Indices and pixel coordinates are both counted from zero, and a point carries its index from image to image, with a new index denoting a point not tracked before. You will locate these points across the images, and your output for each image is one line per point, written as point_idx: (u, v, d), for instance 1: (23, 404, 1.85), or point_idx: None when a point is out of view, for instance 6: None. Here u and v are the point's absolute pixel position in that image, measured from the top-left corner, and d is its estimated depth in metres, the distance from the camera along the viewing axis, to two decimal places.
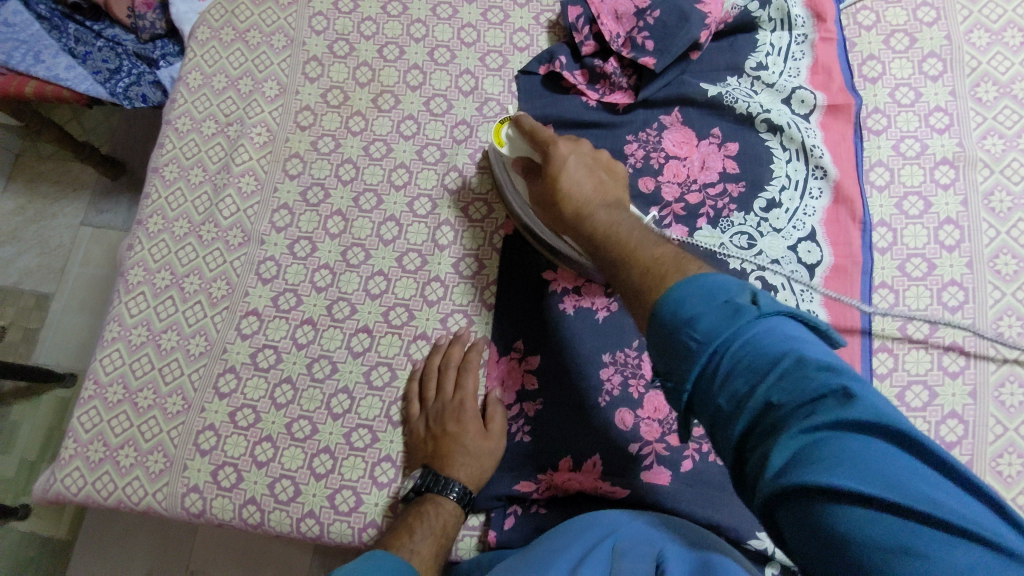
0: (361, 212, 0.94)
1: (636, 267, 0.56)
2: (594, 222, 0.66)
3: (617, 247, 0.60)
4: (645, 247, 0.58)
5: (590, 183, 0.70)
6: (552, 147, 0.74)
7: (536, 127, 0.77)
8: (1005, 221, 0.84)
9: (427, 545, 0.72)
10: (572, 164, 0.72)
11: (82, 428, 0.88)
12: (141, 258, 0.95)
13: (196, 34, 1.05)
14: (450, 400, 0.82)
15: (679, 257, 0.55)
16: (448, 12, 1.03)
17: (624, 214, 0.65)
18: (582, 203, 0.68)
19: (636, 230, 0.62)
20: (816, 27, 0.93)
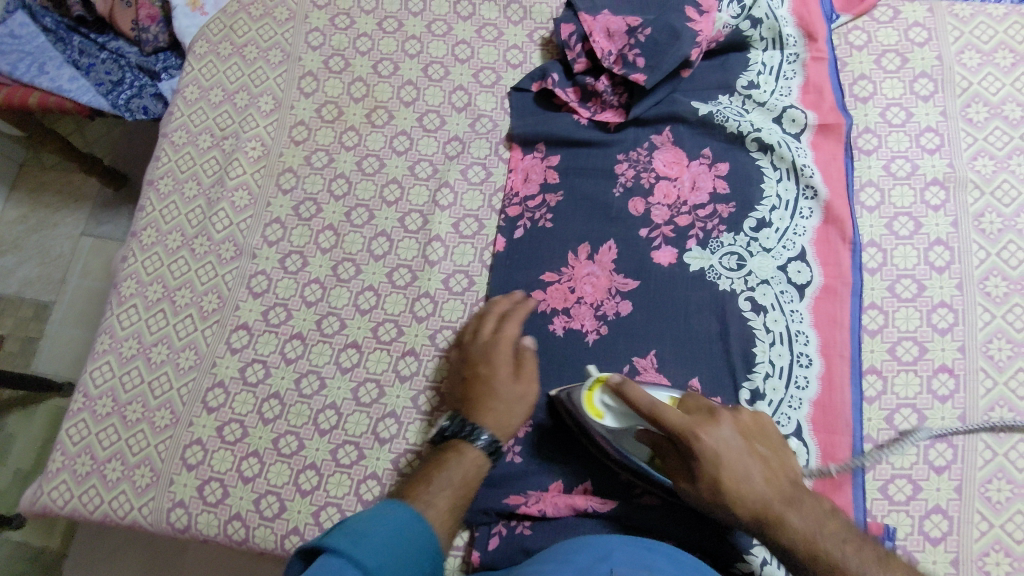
0: (353, 227, 0.95)
1: (825, 564, 0.63)
2: (788, 530, 0.64)
3: (814, 555, 0.63)
4: (842, 554, 0.63)
5: (755, 463, 0.67)
6: (684, 432, 0.66)
7: (659, 411, 0.67)
8: (995, 243, 0.84)
9: (445, 497, 0.71)
10: (722, 427, 0.67)
11: (70, 441, 0.88)
12: (133, 271, 0.96)
13: (193, 49, 1.06)
14: (483, 345, 0.81)
15: (882, 553, 0.64)
16: (443, 29, 1.04)
17: (806, 500, 0.66)
18: (762, 499, 0.65)
19: (825, 529, 0.65)
20: (808, 47, 0.93)
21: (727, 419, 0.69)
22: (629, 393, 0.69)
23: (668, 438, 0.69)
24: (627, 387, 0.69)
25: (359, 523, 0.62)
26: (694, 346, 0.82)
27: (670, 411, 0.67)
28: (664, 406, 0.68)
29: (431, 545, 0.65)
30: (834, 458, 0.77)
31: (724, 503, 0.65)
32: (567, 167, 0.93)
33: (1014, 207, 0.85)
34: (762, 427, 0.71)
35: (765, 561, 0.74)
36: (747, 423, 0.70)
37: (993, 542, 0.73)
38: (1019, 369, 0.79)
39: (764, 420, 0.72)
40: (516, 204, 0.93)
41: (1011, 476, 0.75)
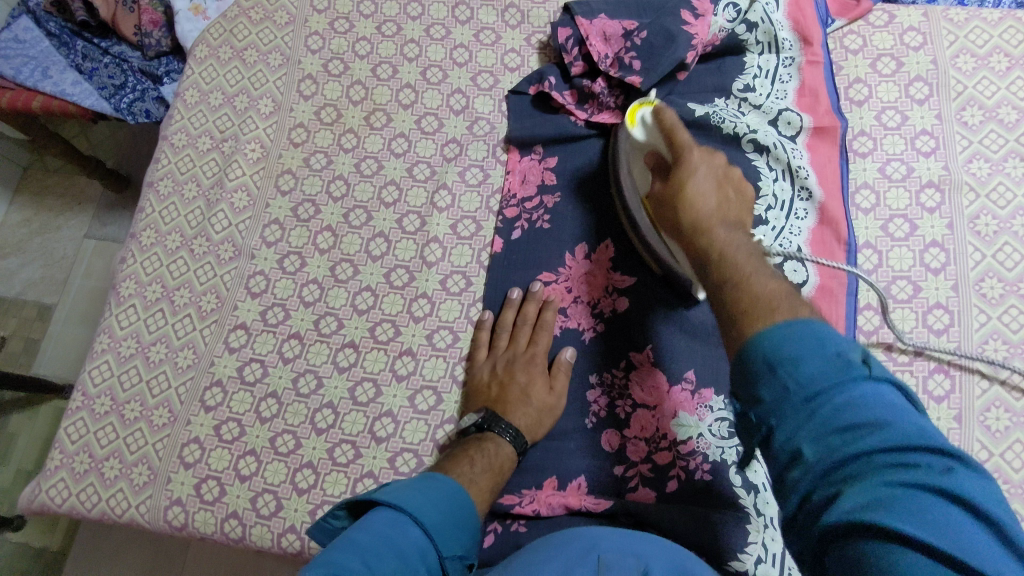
0: (351, 228, 0.95)
1: (716, 269, 0.59)
2: (710, 238, 0.61)
3: (719, 264, 0.59)
4: (752, 278, 0.56)
5: (719, 199, 0.65)
6: (682, 144, 0.69)
7: (675, 129, 0.70)
8: (990, 244, 0.84)
9: (484, 479, 0.74)
10: (699, 177, 0.66)
11: (69, 439, 0.89)
12: (133, 271, 0.96)
13: (194, 52, 1.07)
14: (523, 352, 0.84)
15: (795, 297, 0.53)
16: (441, 33, 1.05)
17: (745, 239, 0.61)
18: (701, 210, 0.64)
19: (752, 258, 0.59)
20: (803, 51, 0.93)
21: (719, 178, 0.67)
22: (663, 114, 0.72)
23: (670, 156, 0.71)
24: (663, 110, 0.73)
25: (405, 486, 0.66)
26: (690, 342, 0.82)
27: (684, 134, 0.70)
28: (679, 128, 0.71)
29: (473, 515, 0.67)
30: None
31: (676, 201, 0.66)
32: (565, 168, 0.94)
33: (1009, 209, 0.85)
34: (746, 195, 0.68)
35: (760, 560, 0.72)
36: (737, 186, 0.68)
37: None
38: (1015, 370, 0.79)
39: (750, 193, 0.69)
40: (514, 205, 0.94)
41: (1008, 477, 0.75)
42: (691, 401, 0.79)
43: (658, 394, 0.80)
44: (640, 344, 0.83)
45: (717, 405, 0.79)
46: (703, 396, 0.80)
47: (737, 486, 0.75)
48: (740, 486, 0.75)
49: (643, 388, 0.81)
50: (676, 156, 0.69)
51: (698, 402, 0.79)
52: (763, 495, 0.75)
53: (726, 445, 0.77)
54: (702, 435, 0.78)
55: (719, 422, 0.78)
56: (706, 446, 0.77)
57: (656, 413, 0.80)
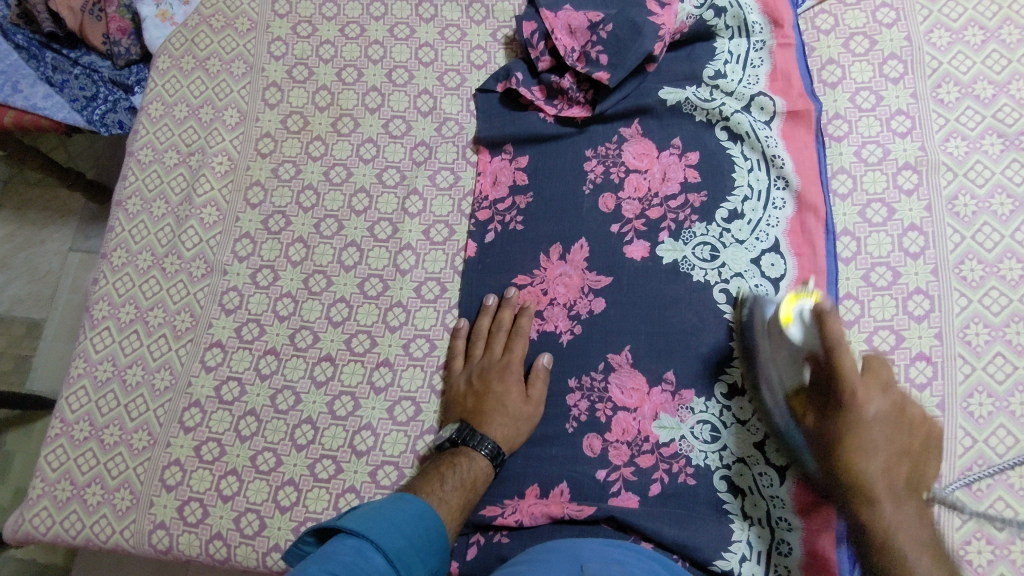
0: (323, 238, 0.94)
1: (882, 535, 0.61)
2: (875, 514, 0.63)
3: (881, 543, 0.61)
4: (917, 558, 0.59)
5: (893, 449, 0.65)
6: (846, 372, 0.67)
7: (839, 351, 0.67)
8: (969, 225, 0.82)
9: (457, 494, 0.74)
10: (873, 454, 0.64)
11: (49, 467, 0.88)
12: (104, 293, 0.95)
13: (156, 64, 1.05)
14: (496, 360, 0.83)
15: (937, 553, 0.60)
16: (405, 32, 1.03)
17: (915, 511, 0.63)
18: (866, 476, 0.64)
19: (913, 535, 0.61)
20: (774, 33, 0.91)
21: (892, 412, 0.66)
22: (839, 354, 0.67)
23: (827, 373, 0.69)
24: (828, 316, 0.69)
25: (373, 511, 0.66)
26: (666, 338, 0.81)
27: (848, 353, 0.67)
28: (844, 347, 0.67)
29: (439, 540, 0.68)
30: None
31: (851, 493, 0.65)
32: (536, 167, 0.92)
33: (987, 188, 0.83)
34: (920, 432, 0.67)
35: (745, 557, 0.73)
36: (914, 424, 0.67)
37: (974, 530, 0.72)
38: (998, 354, 0.77)
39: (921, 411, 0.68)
40: (486, 207, 0.92)
41: (993, 463, 0.74)
42: (671, 402, 0.79)
43: (638, 395, 0.80)
44: (618, 343, 0.82)
45: (699, 407, 0.78)
46: (683, 397, 0.79)
47: (722, 490, 0.76)
48: (726, 490, 0.76)
49: (623, 389, 0.80)
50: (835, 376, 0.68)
51: (679, 403, 0.79)
52: (749, 498, 0.75)
53: (709, 449, 0.77)
54: (685, 438, 0.77)
55: (701, 424, 0.78)
56: (689, 448, 0.77)
57: (636, 415, 0.79)
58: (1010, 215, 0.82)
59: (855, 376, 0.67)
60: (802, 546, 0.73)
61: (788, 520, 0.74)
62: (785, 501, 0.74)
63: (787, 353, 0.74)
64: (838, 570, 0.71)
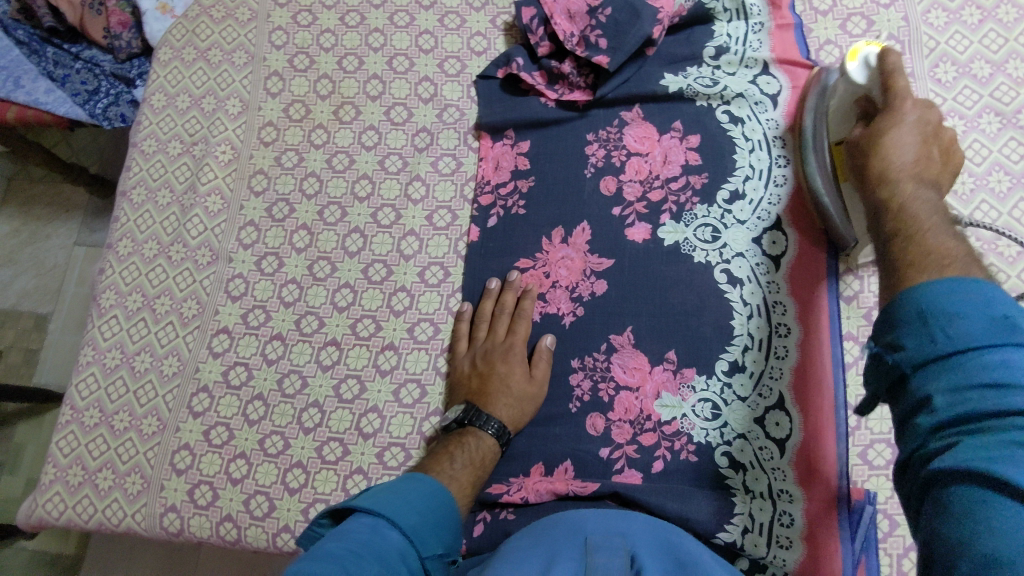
0: (326, 225, 0.95)
1: (897, 208, 0.51)
2: (890, 188, 0.53)
3: (894, 210, 0.52)
4: (932, 222, 0.49)
5: (927, 152, 0.56)
6: (899, 92, 0.61)
7: (896, 73, 0.63)
8: (968, 203, 0.83)
9: (467, 472, 0.75)
10: (906, 145, 0.56)
11: (61, 453, 0.90)
12: (112, 282, 0.96)
13: (158, 55, 1.06)
14: (500, 342, 0.84)
15: (966, 253, 0.46)
16: (405, 20, 1.03)
17: (936, 198, 0.52)
18: (894, 161, 0.55)
19: (938, 214, 0.50)
20: (772, 15, 0.92)
21: (931, 128, 0.58)
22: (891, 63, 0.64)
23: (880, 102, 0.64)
24: (887, 52, 0.66)
25: (385, 492, 0.67)
26: (668, 318, 0.82)
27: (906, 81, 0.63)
28: (900, 71, 0.64)
29: (452, 516, 0.69)
30: (813, 423, 0.77)
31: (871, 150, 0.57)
32: (537, 151, 0.93)
33: (984, 166, 0.84)
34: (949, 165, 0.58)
35: (747, 530, 0.73)
36: (946, 145, 0.58)
37: None
38: None
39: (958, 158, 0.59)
40: (488, 192, 0.93)
41: None
42: (673, 380, 0.80)
43: (640, 374, 0.81)
44: (620, 324, 0.83)
45: (700, 385, 0.79)
46: (685, 376, 0.80)
47: (724, 466, 0.76)
48: (728, 466, 0.76)
49: (626, 369, 0.81)
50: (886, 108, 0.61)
51: (681, 381, 0.80)
52: (751, 473, 0.76)
53: (711, 426, 0.78)
54: (687, 415, 0.78)
55: (702, 403, 0.79)
56: (691, 426, 0.78)
57: (639, 394, 0.80)
58: (1007, 192, 0.83)
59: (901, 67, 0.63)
60: (804, 517, 0.74)
61: (789, 493, 0.75)
62: (786, 473, 0.76)
63: (850, 199, 0.77)
64: (836, 538, 0.73)
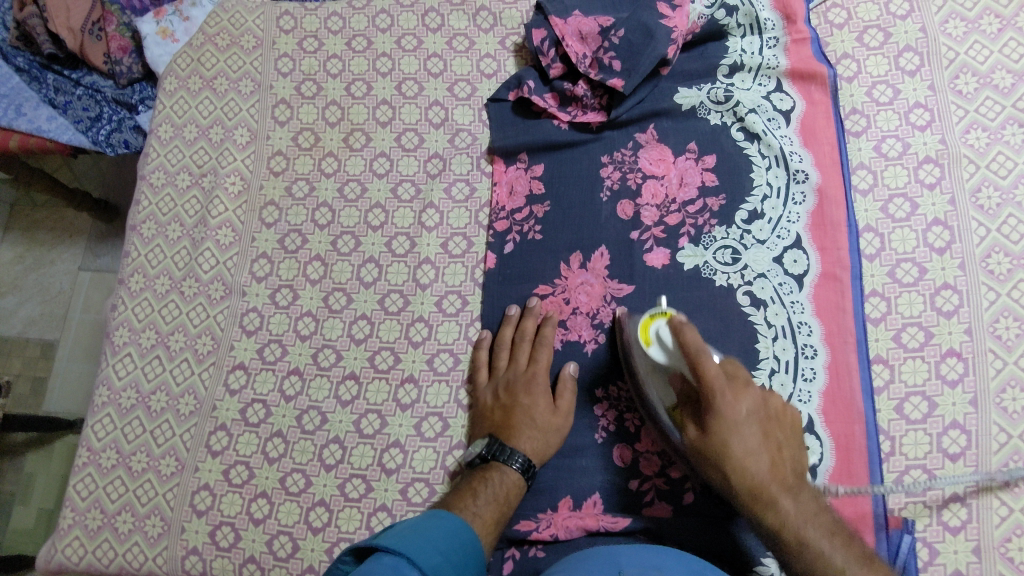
0: (340, 255, 0.93)
1: (795, 536, 0.63)
2: (777, 511, 0.64)
3: (794, 545, 0.62)
4: (829, 546, 0.61)
5: (761, 430, 0.67)
6: (715, 384, 0.65)
7: (701, 360, 0.64)
8: (994, 217, 0.81)
9: (491, 508, 0.73)
10: (743, 432, 0.65)
11: (79, 496, 0.88)
12: (124, 319, 0.95)
13: (163, 86, 1.05)
14: (522, 373, 0.82)
15: (874, 566, 0.60)
16: (413, 43, 1.02)
17: (809, 497, 0.65)
18: (756, 477, 0.65)
19: (816, 516, 0.63)
20: (787, 29, 0.90)
21: (756, 411, 0.67)
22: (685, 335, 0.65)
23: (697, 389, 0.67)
24: (683, 329, 0.66)
25: (405, 530, 0.65)
26: None
27: (712, 364, 0.64)
28: (704, 354, 0.65)
29: (475, 555, 0.67)
30: (848, 455, 0.75)
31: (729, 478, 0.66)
32: (552, 175, 0.91)
33: (1010, 179, 0.83)
34: (767, 399, 0.69)
35: (784, 562, 0.72)
36: (777, 417, 0.69)
37: (1013, 527, 0.71)
38: None
39: (759, 386, 0.69)
40: (503, 218, 0.91)
41: None
42: None
43: None
44: None
45: None
46: None
47: None
48: None
49: None
50: (709, 412, 0.66)
51: None
52: None
53: None
54: None
55: None
56: None
57: None
58: None
59: (705, 346, 0.65)
60: None
61: None
62: None
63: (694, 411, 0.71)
64: None
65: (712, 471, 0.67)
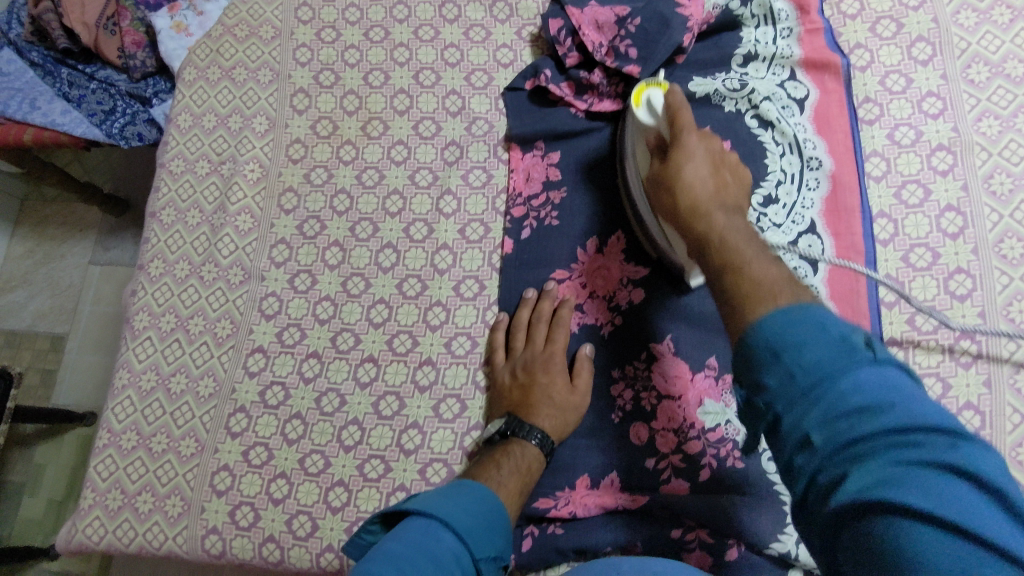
0: (358, 241, 0.95)
1: (719, 248, 0.59)
2: (708, 222, 0.61)
3: (716, 243, 0.59)
4: (750, 250, 0.57)
5: (716, 184, 0.64)
6: (683, 126, 0.67)
7: (680, 109, 0.68)
8: (1006, 203, 0.83)
9: (514, 479, 0.74)
10: (696, 162, 0.65)
11: (100, 477, 0.89)
12: (144, 303, 0.96)
13: (182, 75, 1.06)
14: (540, 352, 0.83)
15: (795, 283, 0.54)
16: (430, 34, 1.03)
17: (744, 223, 0.61)
18: (697, 194, 0.63)
19: (750, 233, 0.60)
20: (801, 19, 0.92)
21: (714, 154, 0.66)
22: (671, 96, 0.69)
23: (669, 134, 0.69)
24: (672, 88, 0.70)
25: (437, 494, 0.67)
26: (709, 329, 0.82)
27: (689, 115, 0.68)
28: (685, 109, 0.68)
29: (502, 518, 0.68)
30: None
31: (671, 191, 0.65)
32: (568, 162, 0.93)
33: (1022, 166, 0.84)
34: (730, 164, 0.67)
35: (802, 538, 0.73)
36: (741, 183, 0.67)
37: None
38: None
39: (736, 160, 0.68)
40: (520, 204, 0.93)
41: None
42: (716, 387, 0.79)
43: (682, 382, 0.80)
44: (659, 333, 0.83)
45: None
46: (727, 382, 0.80)
47: (772, 472, 0.76)
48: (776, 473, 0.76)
49: (668, 378, 0.80)
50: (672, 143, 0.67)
51: (723, 388, 0.79)
52: None
53: None
54: (730, 422, 0.78)
55: None
56: (736, 432, 0.77)
57: (682, 403, 0.79)
58: None
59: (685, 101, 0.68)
60: None
61: None
62: None
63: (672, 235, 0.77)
64: None
65: (663, 198, 0.67)
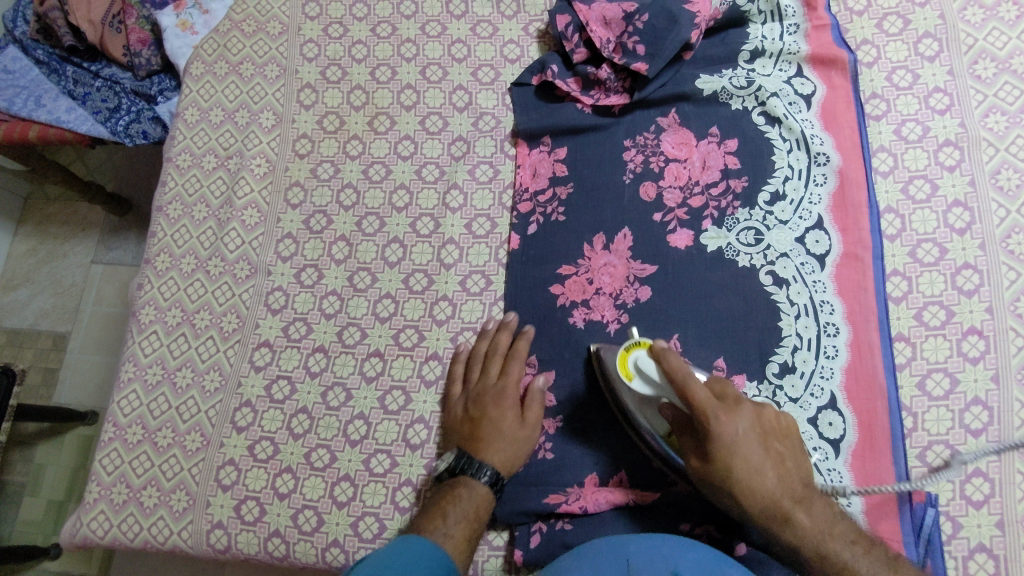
0: (365, 236, 0.95)
1: (813, 547, 0.64)
2: (796, 527, 0.65)
3: (818, 556, 0.64)
4: (853, 556, 0.63)
5: (758, 440, 0.67)
6: (703, 409, 0.64)
7: (689, 387, 0.65)
8: (1014, 199, 0.82)
9: (461, 527, 0.73)
10: (756, 470, 0.65)
11: (105, 471, 0.89)
12: (151, 297, 0.96)
13: (190, 71, 1.06)
14: (492, 385, 0.82)
15: (901, 573, 0.62)
16: (437, 30, 1.04)
17: (819, 505, 0.66)
18: (771, 497, 0.65)
19: (834, 528, 0.65)
20: (808, 16, 0.92)
21: (753, 427, 0.67)
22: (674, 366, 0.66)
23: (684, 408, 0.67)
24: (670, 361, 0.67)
25: (381, 560, 0.62)
26: (717, 325, 0.81)
27: (702, 390, 0.65)
28: (694, 381, 0.65)
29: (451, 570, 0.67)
30: (870, 430, 0.76)
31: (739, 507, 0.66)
32: (574, 158, 0.92)
33: None
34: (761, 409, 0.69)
35: None
36: (768, 422, 0.69)
37: None
38: None
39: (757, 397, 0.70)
40: (526, 199, 0.93)
41: None
42: None
43: None
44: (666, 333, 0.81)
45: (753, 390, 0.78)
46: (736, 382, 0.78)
47: None
48: None
49: None
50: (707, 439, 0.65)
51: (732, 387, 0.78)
52: None
53: None
54: None
55: None
56: None
57: None
58: None
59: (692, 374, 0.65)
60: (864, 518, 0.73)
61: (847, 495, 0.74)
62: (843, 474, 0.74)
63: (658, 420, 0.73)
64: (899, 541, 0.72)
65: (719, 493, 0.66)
